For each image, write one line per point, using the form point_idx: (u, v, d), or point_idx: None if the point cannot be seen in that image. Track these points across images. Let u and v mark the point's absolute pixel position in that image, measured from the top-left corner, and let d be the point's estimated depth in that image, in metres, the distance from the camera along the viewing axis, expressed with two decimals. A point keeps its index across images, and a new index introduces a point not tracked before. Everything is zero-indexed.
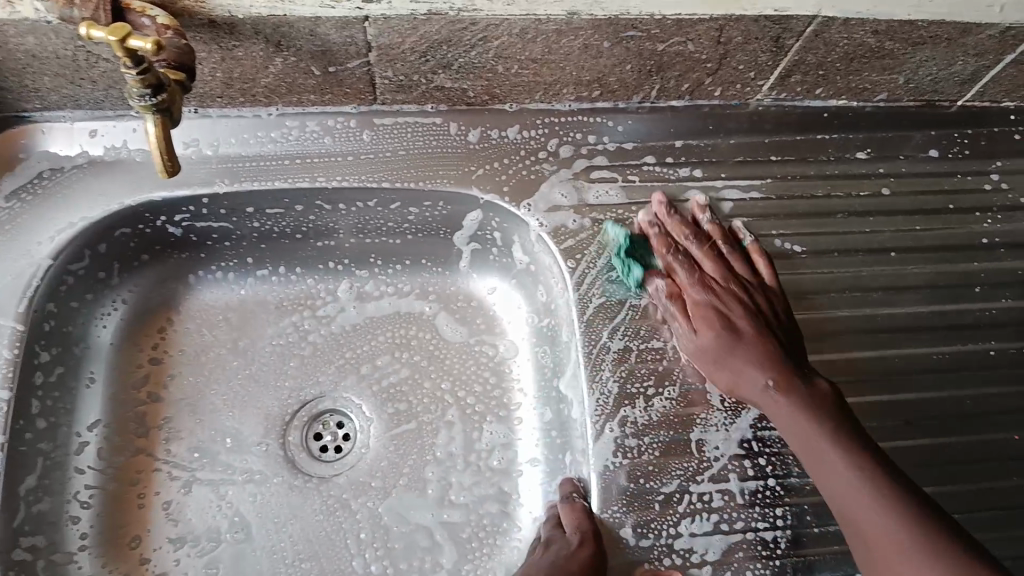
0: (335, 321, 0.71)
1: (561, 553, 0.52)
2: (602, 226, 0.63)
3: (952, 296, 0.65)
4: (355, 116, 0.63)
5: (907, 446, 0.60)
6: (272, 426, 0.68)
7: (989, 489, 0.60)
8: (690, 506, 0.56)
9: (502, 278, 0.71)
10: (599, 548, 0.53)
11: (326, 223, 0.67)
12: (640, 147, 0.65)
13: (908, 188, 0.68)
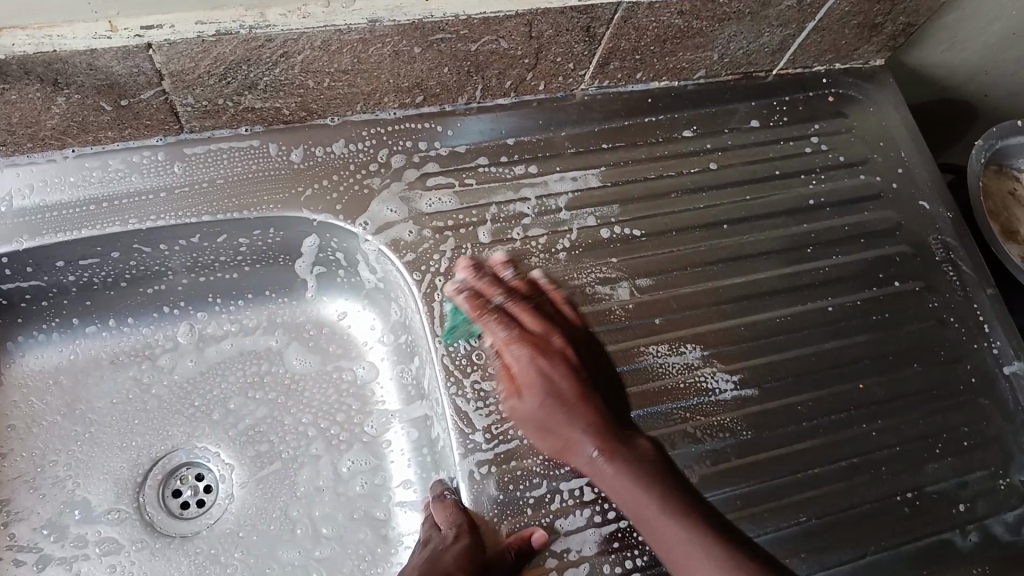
0: (181, 368, 0.66)
1: (436, 549, 0.50)
2: (443, 234, 0.61)
3: (788, 260, 0.68)
4: (163, 149, 0.59)
5: (764, 411, 0.62)
6: (123, 489, 0.62)
7: (843, 439, 0.62)
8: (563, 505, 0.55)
9: (353, 300, 0.68)
10: (475, 536, 0.52)
11: (152, 266, 0.62)
12: (473, 148, 0.64)
13: (737, 160, 0.70)
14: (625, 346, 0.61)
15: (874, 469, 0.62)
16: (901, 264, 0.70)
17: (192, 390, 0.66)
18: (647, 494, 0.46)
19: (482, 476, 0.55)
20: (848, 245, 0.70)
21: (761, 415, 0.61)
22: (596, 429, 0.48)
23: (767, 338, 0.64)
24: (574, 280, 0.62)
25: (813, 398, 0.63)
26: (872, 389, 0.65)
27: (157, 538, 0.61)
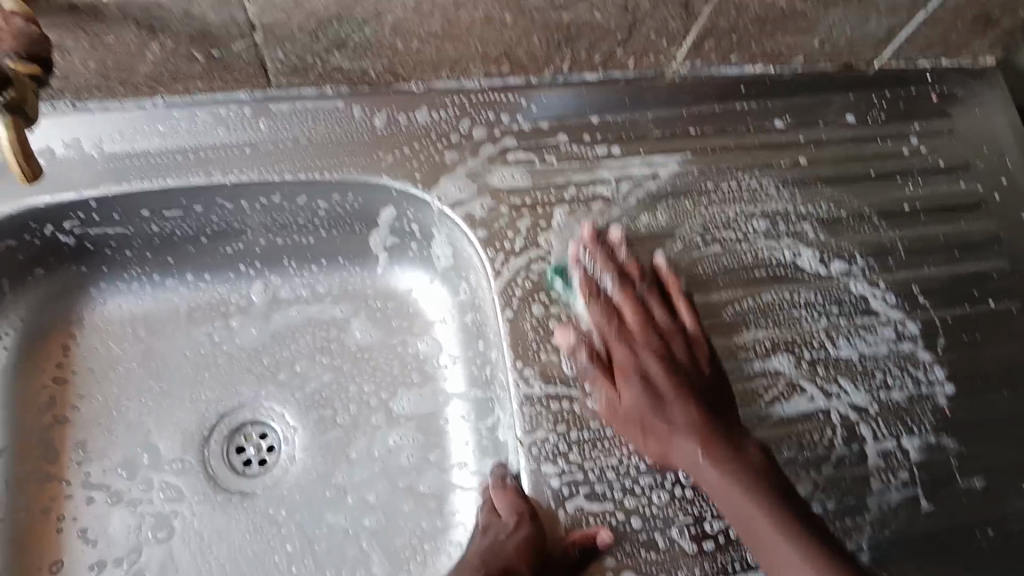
0: (250, 328, 0.66)
1: (498, 540, 0.52)
2: (520, 211, 0.60)
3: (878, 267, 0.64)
4: (250, 104, 0.59)
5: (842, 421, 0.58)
6: (189, 442, 0.62)
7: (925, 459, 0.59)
8: (625, 498, 0.53)
9: (425, 273, 0.67)
10: (536, 527, 0.51)
11: (232, 223, 0.63)
12: (556, 124, 0.63)
13: (830, 157, 0.67)
14: None
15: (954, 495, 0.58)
16: (999, 281, 0.66)
17: (260, 349, 0.66)
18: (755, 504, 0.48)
19: (544, 461, 0.53)
20: (944, 256, 0.66)
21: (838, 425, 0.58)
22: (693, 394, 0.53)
23: (851, 346, 0.61)
24: (652, 267, 0.60)
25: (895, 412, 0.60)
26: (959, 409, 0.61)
27: (219, 494, 0.61)
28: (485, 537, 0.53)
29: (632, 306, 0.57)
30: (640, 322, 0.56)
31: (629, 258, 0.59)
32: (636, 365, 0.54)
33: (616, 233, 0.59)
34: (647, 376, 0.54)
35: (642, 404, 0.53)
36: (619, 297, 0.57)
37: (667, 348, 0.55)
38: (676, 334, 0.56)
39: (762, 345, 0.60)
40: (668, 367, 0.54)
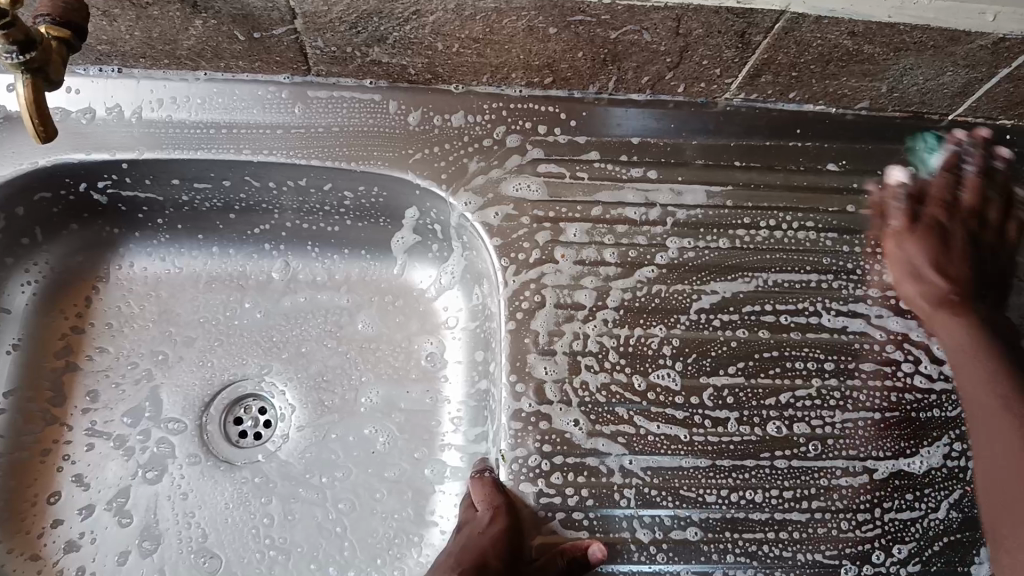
0: (265, 304, 0.67)
1: (473, 536, 0.50)
2: (544, 224, 0.58)
3: (918, 328, 0.59)
4: (288, 87, 0.59)
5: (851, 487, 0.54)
6: (190, 405, 0.64)
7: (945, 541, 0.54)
8: (604, 533, 0.51)
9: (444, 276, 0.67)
10: (513, 523, 0.51)
11: (261, 200, 0.63)
12: (594, 142, 0.60)
13: (891, 205, 0.61)
14: (707, 381, 0.56)
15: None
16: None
17: (271, 323, 0.67)
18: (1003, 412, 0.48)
19: (523, 481, 0.52)
20: None
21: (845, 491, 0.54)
22: None
23: (872, 410, 0.57)
24: (671, 302, 0.58)
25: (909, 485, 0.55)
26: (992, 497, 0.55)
27: (210, 460, 0.62)
28: (462, 536, 0.52)
29: (907, 209, 0.60)
30: (953, 202, 0.58)
31: (975, 174, 0.60)
32: (940, 234, 0.57)
33: (983, 130, 0.61)
34: (930, 250, 0.57)
35: (918, 246, 0.58)
36: (950, 190, 0.59)
37: (920, 243, 0.58)
38: (1003, 243, 0.59)
39: (779, 394, 0.56)
40: (970, 237, 0.58)
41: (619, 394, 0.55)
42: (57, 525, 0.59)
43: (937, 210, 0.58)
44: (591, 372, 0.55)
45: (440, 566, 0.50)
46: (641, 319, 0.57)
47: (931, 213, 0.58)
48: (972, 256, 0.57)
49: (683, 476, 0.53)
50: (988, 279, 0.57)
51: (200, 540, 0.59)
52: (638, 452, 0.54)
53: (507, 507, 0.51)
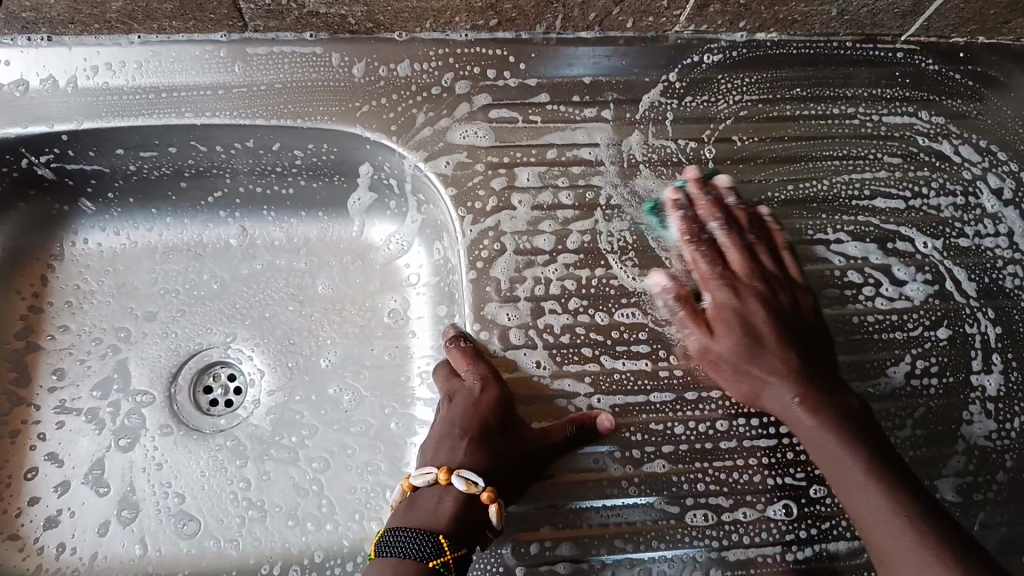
0: (225, 271, 0.66)
1: (469, 401, 0.51)
2: (498, 170, 0.57)
3: (879, 252, 0.58)
4: (225, 45, 0.58)
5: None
6: (157, 376, 0.63)
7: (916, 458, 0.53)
8: (575, 472, 0.52)
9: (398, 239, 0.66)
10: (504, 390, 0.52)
11: (211, 165, 0.62)
12: (545, 83, 0.59)
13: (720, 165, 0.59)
14: (670, 316, 0.55)
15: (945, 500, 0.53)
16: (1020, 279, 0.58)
17: (234, 288, 0.66)
18: (844, 449, 0.46)
19: None
20: (956, 247, 0.59)
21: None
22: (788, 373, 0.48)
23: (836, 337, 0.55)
24: (631, 240, 0.57)
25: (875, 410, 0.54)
26: (955, 415, 0.55)
27: (182, 429, 0.62)
28: (450, 406, 0.52)
29: (710, 249, 0.53)
30: (723, 270, 0.52)
31: (736, 205, 0.56)
32: (703, 268, 0.53)
33: (721, 179, 0.56)
34: (747, 322, 0.50)
35: (731, 354, 0.50)
36: (719, 253, 0.53)
37: (728, 327, 0.50)
38: (799, 286, 0.53)
39: None
40: (776, 316, 0.50)
41: (583, 336, 0.55)
42: (31, 505, 0.59)
43: (734, 257, 0.53)
44: (554, 316, 0.55)
45: (439, 438, 0.50)
46: (602, 259, 0.56)
47: (720, 296, 0.51)
48: (784, 334, 0.50)
49: (650, 411, 0.53)
50: (807, 346, 0.50)
51: (178, 508, 0.59)
52: (604, 391, 0.54)
53: (496, 374, 0.52)
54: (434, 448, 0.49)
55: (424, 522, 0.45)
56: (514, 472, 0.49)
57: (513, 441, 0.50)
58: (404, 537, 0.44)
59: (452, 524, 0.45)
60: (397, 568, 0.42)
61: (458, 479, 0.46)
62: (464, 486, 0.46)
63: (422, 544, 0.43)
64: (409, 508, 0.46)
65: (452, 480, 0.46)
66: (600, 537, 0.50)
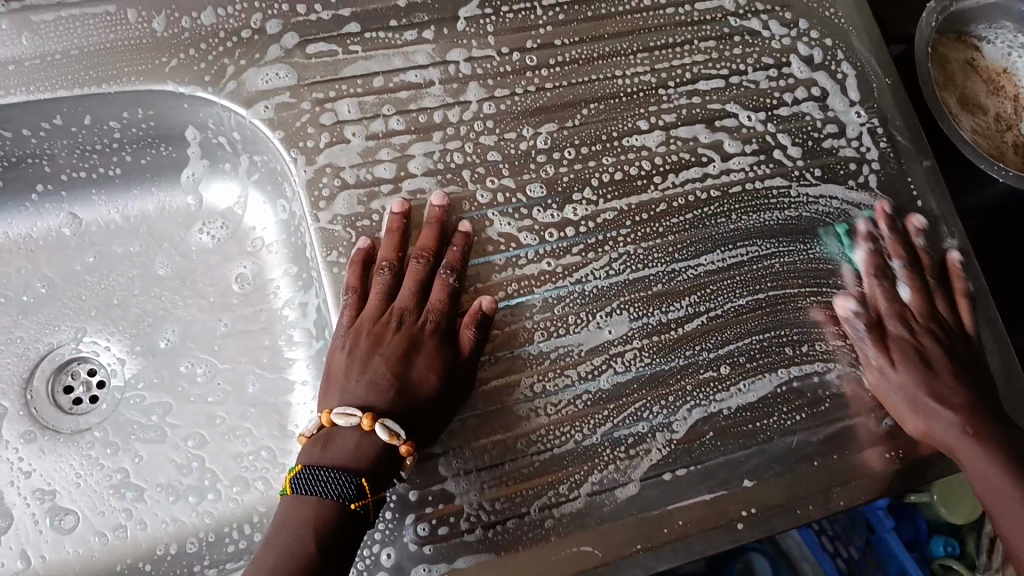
0: (64, 264, 0.62)
1: (373, 333, 0.51)
2: (325, 107, 0.56)
3: (707, 132, 0.60)
4: (6, 17, 0.54)
5: (672, 293, 0.56)
6: (8, 385, 0.59)
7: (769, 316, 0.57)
8: None
9: (210, 222, 0.64)
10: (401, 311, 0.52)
11: (21, 153, 0.58)
12: (359, 12, 0.58)
13: (392, 236, 0.54)
14: (522, 224, 0.56)
15: (804, 349, 0.56)
16: (839, 136, 0.62)
17: (78, 278, 0.62)
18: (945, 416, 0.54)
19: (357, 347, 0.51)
20: (779, 116, 0.62)
21: (670, 296, 0.56)
22: (436, 359, 0.51)
23: (678, 217, 0.58)
24: (473, 155, 0.57)
25: (723, 279, 0.57)
26: (798, 272, 0.58)
27: (47, 434, 0.59)
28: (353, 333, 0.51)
29: (871, 340, 0.57)
30: (396, 315, 0.52)
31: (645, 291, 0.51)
32: (420, 371, 0.50)
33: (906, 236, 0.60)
34: (405, 373, 0.50)
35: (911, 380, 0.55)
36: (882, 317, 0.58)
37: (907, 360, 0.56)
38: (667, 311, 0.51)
39: (592, 220, 0.57)
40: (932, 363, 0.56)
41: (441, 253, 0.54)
42: None
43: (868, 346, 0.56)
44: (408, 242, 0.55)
45: (346, 374, 0.50)
46: (446, 180, 0.56)
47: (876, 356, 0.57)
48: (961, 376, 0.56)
49: (516, 318, 0.54)
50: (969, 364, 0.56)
51: (55, 514, 0.56)
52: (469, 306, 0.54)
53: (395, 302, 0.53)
54: (350, 385, 0.50)
55: (344, 461, 0.45)
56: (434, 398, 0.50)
57: (423, 362, 0.51)
58: (324, 476, 0.43)
59: (378, 465, 0.45)
60: (318, 505, 0.43)
61: (380, 427, 0.45)
62: (387, 437, 0.45)
63: (342, 486, 0.43)
64: (324, 447, 0.46)
65: (375, 429, 0.45)
66: (490, 445, 0.51)
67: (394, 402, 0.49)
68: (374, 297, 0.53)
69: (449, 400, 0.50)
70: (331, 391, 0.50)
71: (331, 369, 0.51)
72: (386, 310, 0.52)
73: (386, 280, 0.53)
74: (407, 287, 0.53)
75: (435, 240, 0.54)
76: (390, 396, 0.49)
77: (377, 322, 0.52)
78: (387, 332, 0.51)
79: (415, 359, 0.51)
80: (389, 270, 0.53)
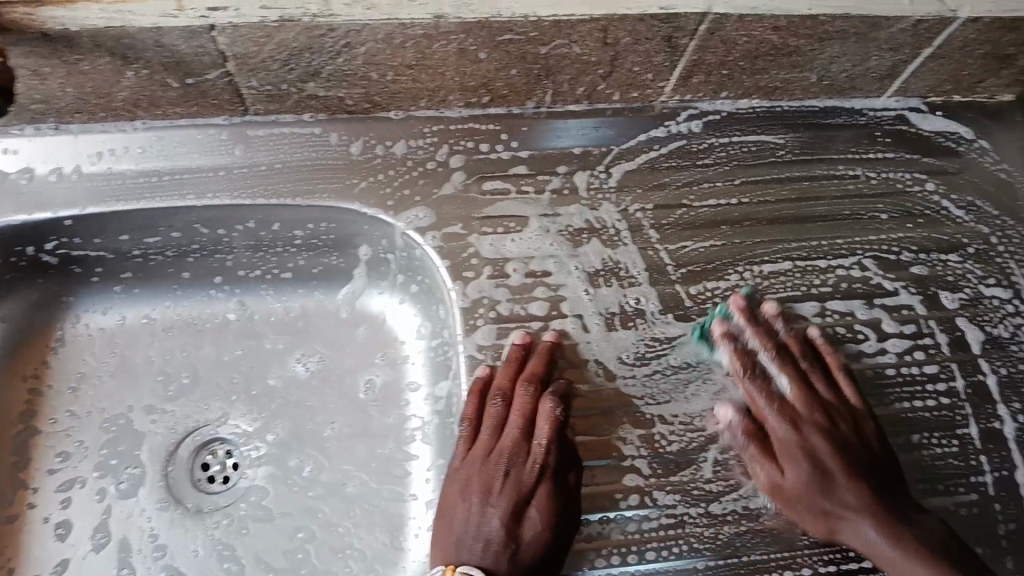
0: (224, 347, 0.67)
1: (485, 477, 0.52)
2: (491, 241, 0.59)
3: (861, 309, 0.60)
4: (226, 129, 0.60)
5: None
6: (156, 455, 0.63)
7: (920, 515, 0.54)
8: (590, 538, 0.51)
9: (310, 354, 0.67)
10: (514, 451, 0.53)
11: (213, 245, 0.63)
12: (537, 156, 0.61)
13: (504, 374, 0.55)
14: (671, 381, 0.56)
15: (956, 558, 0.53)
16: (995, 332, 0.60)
17: (233, 363, 0.66)
18: (826, 451, 0.52)
19: (464, 492, 0.52)
20: (937, 299, 0.61)
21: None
22: (549, 507, 0.51)
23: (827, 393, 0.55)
24: (627, 304, 0.58)
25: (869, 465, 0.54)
26: (946, 471, 0.55)
27: (180, 508, 0.61)
28: (466, 476, 0.53)
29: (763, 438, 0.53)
30: (508, 455, 0.53)
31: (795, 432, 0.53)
32: (533, 519, 0.51)
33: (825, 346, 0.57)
34: (518, 522, 0.51)
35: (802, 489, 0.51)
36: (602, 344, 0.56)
37: (796, 463, 0.52)
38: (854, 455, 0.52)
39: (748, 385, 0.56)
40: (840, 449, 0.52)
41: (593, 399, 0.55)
42: None
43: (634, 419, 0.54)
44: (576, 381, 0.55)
45: (461, 524, 0.51)
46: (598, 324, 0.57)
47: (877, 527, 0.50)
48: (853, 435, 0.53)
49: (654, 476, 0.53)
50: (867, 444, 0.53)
51: None
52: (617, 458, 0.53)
53: (506, 441, 0.53)
54: (464, 541, 0.50)
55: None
56: (546, 552, 0.50)
57: (536, 511, 0.51)
58: None
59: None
60: None
61: None
62: None
63: None
64: None
65: None
66: None
67: (508, 561, 0.49)
68: (486, 429, 0.54)
69: (556, 553, 0.50)
70: (446, 536, 0.51)
71: (445, 509, 0.52)
72: (497, 449, 0.53)
73: (499, 411, 0.54)
74: (518, 426, 0.53)
75: (545, 371, 0.55)
76: (505, 553, 0.50)
77: (488, 462, 0.53)
78: (499, 477, 0.52)
79: (529, 509, 0.51)
80: (501, 409, 0.54)
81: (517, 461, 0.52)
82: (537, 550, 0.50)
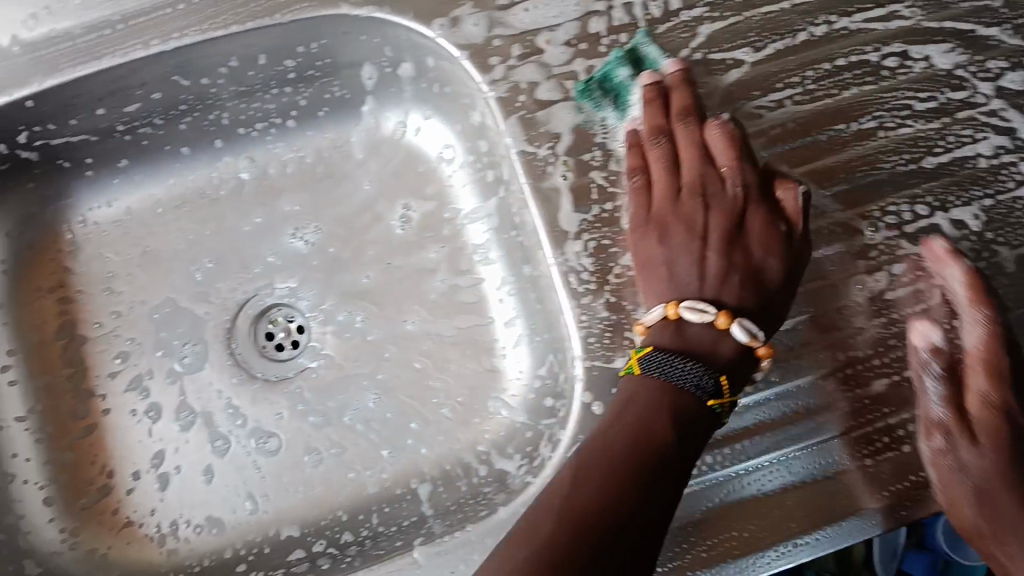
0: (246, 211, 0.61)
1: (678, 218, 0.47)
2: (511, 17, 0.50)
3: (932, 6, 0.51)
4: None
5: (910, 195, 0.48)
6: (215, 336, 0.59)
7: None
8: None
9: (304, 227, 0.61)
10: (704, 185, 0.48)
11: (200, 101, 0.56)
12: None
13: (654, 107, 0.48)
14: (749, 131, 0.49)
15: None
16: None
17: (262, 226, 0.61)
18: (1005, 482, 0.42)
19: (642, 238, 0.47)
20: None
21: (915, 197, 0.48)
22: (756, 213, 0.47)
23: (916, 116, 0.49)
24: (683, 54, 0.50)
25: (972, 177, 0.49)
26: None
27: (256, 382, 0.58)
28: (642, 219, 0.47)
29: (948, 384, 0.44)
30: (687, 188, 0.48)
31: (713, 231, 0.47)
32: (756, 235, 0.46)
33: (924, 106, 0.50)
34: (735, 249, 0.46)
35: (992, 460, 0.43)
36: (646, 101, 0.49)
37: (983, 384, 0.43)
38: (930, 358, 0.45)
39: (837, 115, 0.49)
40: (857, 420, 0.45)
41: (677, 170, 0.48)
42: (126, 494, 0.56)
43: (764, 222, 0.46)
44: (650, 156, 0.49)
45: (665, 274, 0.46)
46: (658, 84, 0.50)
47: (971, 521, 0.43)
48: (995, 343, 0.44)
49: None
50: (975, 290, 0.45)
51: (274, 462, 0.56)
52: None
53: (695, 183, 0.48)
54: (675, 281, 0.45)
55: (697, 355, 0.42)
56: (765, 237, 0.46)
57: (745, 235, 0.46)
58: (679, 365, 0.41)
59: (734, 364, 0.42)
60: (676, 395, 0.40)
61: (740, 329, 0.43)
62: (750, 339, 0.42)
63: (702, 379, 0.41)
64: (680, 335, 0.43)
65: (733, 329, 0.43)
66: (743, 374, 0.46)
67: (741, 290, 0.44)
68: (660, 166, 0.48)
69: (795, 250, 0.46)
70: (652, 291, 0.46)
71: (644, 258, 0.46)
72: (683, 192, 0.48)
73: (663, 148, 0.48)
74: (699, 164, 0.48)
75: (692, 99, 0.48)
76: (728, 281, 0.45)
77: (681, 205, 0.48)
78: (695, 212, 0.47)
79: (743, 235, 0.46)
80: (659, 144, 0.48)
81: (713, 190, 0.47)
82: (766, 253, 0.45)
